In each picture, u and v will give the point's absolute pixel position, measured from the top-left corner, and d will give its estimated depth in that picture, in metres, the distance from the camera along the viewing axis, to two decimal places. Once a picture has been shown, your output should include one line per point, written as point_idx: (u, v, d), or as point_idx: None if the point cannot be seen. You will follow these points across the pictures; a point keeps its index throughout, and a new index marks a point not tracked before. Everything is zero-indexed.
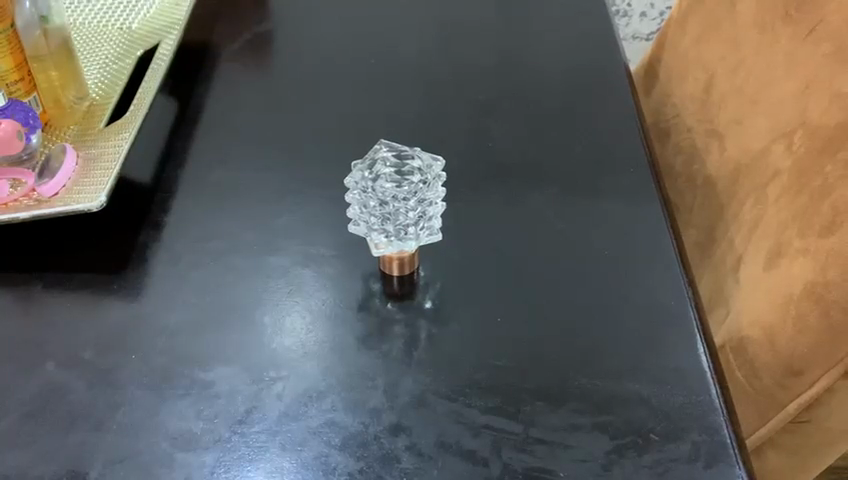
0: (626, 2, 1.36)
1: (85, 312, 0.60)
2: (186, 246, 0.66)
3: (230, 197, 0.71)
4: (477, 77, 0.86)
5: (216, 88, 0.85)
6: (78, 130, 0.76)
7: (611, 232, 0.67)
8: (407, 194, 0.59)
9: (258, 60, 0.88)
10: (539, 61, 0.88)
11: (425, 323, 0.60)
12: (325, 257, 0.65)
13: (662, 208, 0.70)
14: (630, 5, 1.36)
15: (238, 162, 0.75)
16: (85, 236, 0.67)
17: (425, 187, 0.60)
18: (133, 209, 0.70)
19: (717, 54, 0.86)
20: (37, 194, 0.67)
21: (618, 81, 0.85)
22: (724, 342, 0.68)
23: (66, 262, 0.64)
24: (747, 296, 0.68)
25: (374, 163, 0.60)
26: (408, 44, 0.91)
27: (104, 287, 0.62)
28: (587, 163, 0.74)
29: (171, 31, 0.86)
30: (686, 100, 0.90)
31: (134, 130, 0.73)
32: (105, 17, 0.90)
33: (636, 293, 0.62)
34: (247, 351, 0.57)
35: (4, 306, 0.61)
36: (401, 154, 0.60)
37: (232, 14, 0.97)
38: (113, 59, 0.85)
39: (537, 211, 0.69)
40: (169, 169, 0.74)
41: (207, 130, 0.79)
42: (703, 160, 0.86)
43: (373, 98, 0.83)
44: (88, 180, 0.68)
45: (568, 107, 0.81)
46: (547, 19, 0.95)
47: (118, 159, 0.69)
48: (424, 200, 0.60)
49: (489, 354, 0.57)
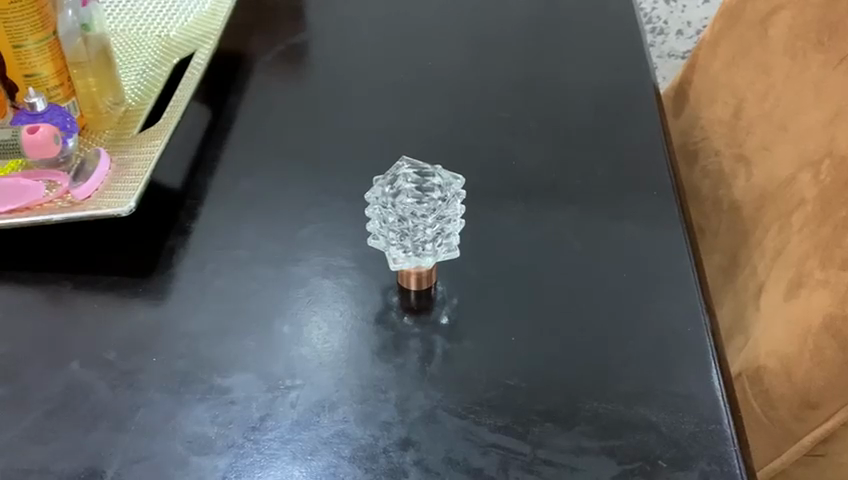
0: (662, 19, 1.36)
1: (111, 314, 0.62)
2: (211, 253, 0.67)
3: (257, 206, 0.73)
4: (505, 94, 0.87)
5: (249, 98, 0.87)
6: (113, 134, 0.78)
7: (630, 256, 0.67)
8: (427, 212, 0.60)
9: (290, 72, 0.90)
10: (568, 80, 0.88)
11: (440, 339, 0.60)
12: (345, 270, 0.66)
13: (684, 233, 0.70)
14: (666, 22, 1.36)
15: (265, 171, 0.77)
16: (114, 239, 0.69)
17: (445, 205, 0.60)
18: (161, 214, 0.72)
19: (747, 79, 0.85)
20: (71, 197, 0.70)
21: (646, 103, 0.85)
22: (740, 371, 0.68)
23: (95, 263, 0.66)
24: (768, 325, 0.67)
25: (396, 178, 0.61)
26: (437, 60, 0.92)
27: (131, 290, 0.64)
28: (610, 185, 0.75)
29: (206, 40, 0.88)
30: (715, 124, 0.90)
31: (166, 138, 0.74)
32: (144, 25, 0.93)
33: (652, 318, 0.62)
34: (264, 359, 0.58)
35: (34, 304, 0.63)
36: (422, 171, 0.61)
37: (267, 24, 0.99)
38: (149, 66, 0.87)
39: (557, 231, 0.70)
40: (199, 176, 0.76)
41: (237, 138, 0.81)
42: (730, 185, 0.85)
43: (401, 112, 0.84)
44: (120, 184, 0.70)
45: (593, 128, 0.82)
46: (578, 38, 0.95)
47: (149, 166, 0.71)
48: (443, 219, 0.60)
49: (501, 372, 0.57)
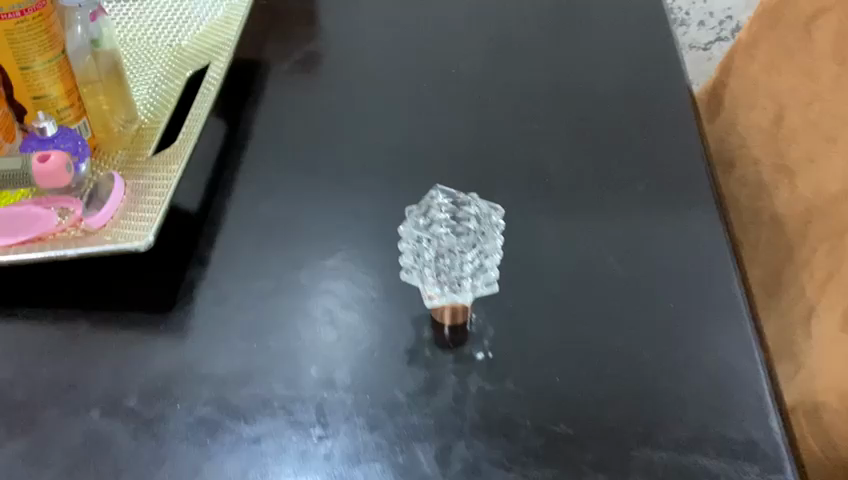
0: (683, 10, 1.31)
1: (131, 356, 0.59)
2: (233, 286, 0.64)
3: (279, 231, 0.69)
4: (533, 103, 0.83)
5: (265, 111, 0.83)
6: (126, 155, 0.75)
7: (676, 283, 0.64)
8: (464, 241, 0.57)
9: (308, 83, 0.86)
10: (599, 87, 0.84)
11: (479, 380, 0.57)
12: (375, 303, 0.63)
13: (732, 256, 0.66)
14: (687, 13, 1.31)
15: (286, 192, 0.73)
16: (131, 271, 0.65)
17: (483, 236, 0.57)
18: (179, 243, 0.68)
19: (789, 85, 0.81)
20: (84, 225, 0.66)
21: (683, 112, 0.80)
22: (795, 404, 0.64)
23: (113, 299, 0.63)
24: (828, 357, 0.63)
25: (429, 209, 0.58)
26: (461, 67, 0.88)
27: (150, 328, 0.61)
28: (650, 203, 0.71)
29: (222, 52, 0.83)
30: (754, 131, 0.85)
31: (184, 163, 0.71)
32: (155, 34, 0.89)
33: (703, 355, 0.58)
34: (294, 405, 0.55)
35: (50, 345, 0.60)
36: (456, 202, 0.59)
37: (282, 29, 0.95)
38: (161, 79, 0.83)
39: (596, 256, 0.66)
40: (217, 198, 0.73)
41: (255, 157, 0.77)
42: (771, 197, 0.82)
43: (425, 125, 0.80)
44: (136, 213, 0.67)
45: (629, 140, 0.78)
46: (608, 41, 0.91)
47: (167, 193, 0.68)
48: (481, 250, 0.57)
49: (546, 418, 0.54)
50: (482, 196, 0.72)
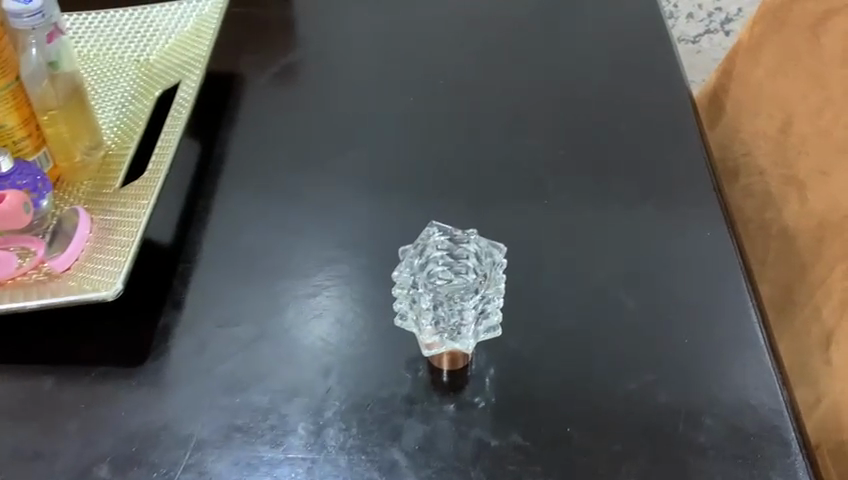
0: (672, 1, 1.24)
1: (101, 417, 0.54)
2: (211, 331, 0.59)
3: (261, 267, 0.64)
4: (527, 115, 0.78)
5: (243, 131, 0.78)
6: (92, 186, 0.69)
7: (688, 314, 0.60)
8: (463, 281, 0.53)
9: (287, 98, 0.81)
10: (595, 95, 0.80)
11: (483, 432, 0.53)
12: (367, 346, 0.58)
13: (746, 282, 0.62)
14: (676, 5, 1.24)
15: (268, 223, 0.68)
16: (101, 319, 0.60)
17: (483, 275, 0.53)
18: (152, 284, 0.63)
19: (796, 92, 0.77)
20: (48, 267, 0.61)
21: (685, 121, 0.76)
22: (820, 441, 0.63)
23: (80, 350, 0.58)
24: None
25: (426, 246, 0.55)
26: (449, 77, 0.83)
27: (122, 383, 0.56)
28: (656, 224, 0.67)
29: (193, 67, 0.78)
30: (758, 138, 0.81)
31: (153, 197, 0.64)
32: (121, 48, 0.83)
33: (721, 397, 0.54)
34: (282, 470, 0.51)
35: (11, 406, 0.55)
36: (455, 238, 0.55)
37: (257, 39, 0.89)
38: (129, 99, 0.78)
39: (603, 286, 0.62)
40: (192, 231, 0.68)
41: (233, 183, 0.72)
42: (779, 210, 0.77)
43: (414, 143, 0.75)
44: (103, 255, 0.61)
45: (631, 155, 0.73)
46: (603, 44, 0.86)
47: (137, 231, 0.62)
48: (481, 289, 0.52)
49: (558, 473, 0.51)
50: (478, 220, 0.68)
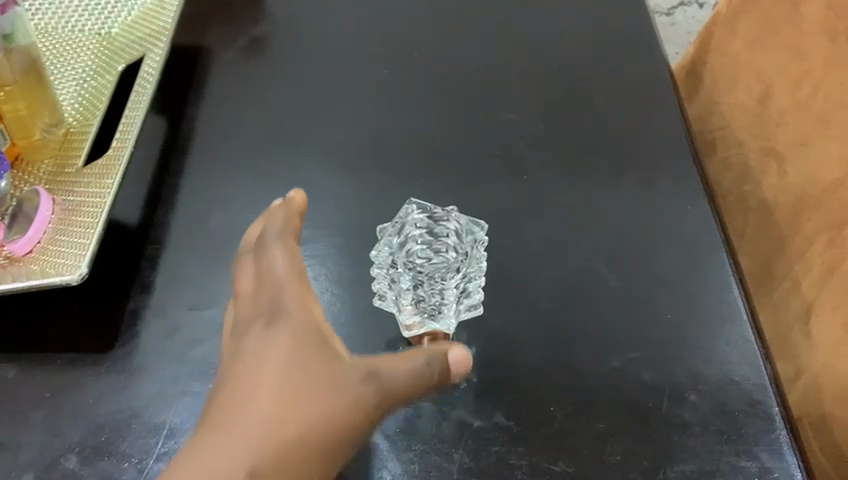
0: None
1: (68, 406, 0.52)
2: (181, 315, 0.57)
3: (233, 247, 0.62)
4: (504, 88, 0.76)
5: (211, 107, 0.75)
6: (53, 165, 0.66)
7: (670, 289, 0.59)
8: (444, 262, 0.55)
9: (256, 71, 0.78)
10: (574, 68, 0.78)
11: (465, 413, 0.52)
12: (344, 328, 0.56)
13: (727, 256, 0.61)
14: None
15: (240, 203, 0.66)
16: (64, 304, 0.57)
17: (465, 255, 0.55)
18: (119, 267, 0.60)
19: (775, 62, 0.76)
20: (7, 251, 0.58)
21: (664, 94, 0.75)
22: (801, 414, 0.63)
23: (45, 337, 0.55)
24: (835, 363, 0.61)
25: (406, 225, 0.56)
26: (424, 50, 0.80)
27: (90, 370, 0.54)
28: (636, 198, 0.66)
29: (157, 40, 0.74)
30: (736, 111, 0.81)
31: (118, 176, 0.62)
32: (80, 20, 0.79)
33: (705, 373, 0.54)
34: None
35: None
36: (437, 218, 0.56)
37: (224, 10, 0.86)
38: (90, 74, 0.74)
39: (585, 263, 0.60)
40: (160, 212, 0.65)
41: (202, 161, 0.70)
42: (758, 182, 0.77)
43: (389, 118, 0.73)
44: (66, 237, 0.58)
45: (611, 129, 0.72)
46: (580, 15, 0.84)
47: (101, 212, 0.59)
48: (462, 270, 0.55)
49: (542, 454, 0.50)
50: (456, 197, 0.66)
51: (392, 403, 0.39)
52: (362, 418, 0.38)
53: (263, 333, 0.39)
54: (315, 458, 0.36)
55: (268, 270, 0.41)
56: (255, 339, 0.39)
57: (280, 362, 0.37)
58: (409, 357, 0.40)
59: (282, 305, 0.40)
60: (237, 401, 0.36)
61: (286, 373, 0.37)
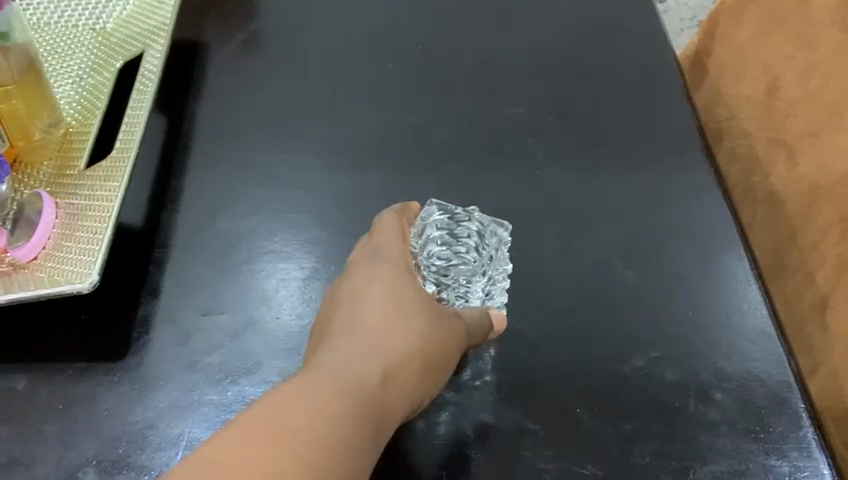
0: None
1: (82, 418, 0.50)
2: (194, 321, 0.55)
3: (244, 251, 0.61)
4: (512, 81, 0.75)
5: (212, 104, 0.73)
6: (54, 167, 0.64)
7: (690, 286, 0.58)
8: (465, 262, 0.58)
9: (257, 67, 0.76)
10: (582, 60, 0.77)
11: (489, 418, 0.51)
12: None
13: (744, 251, 0.61)
14: None
15: (248, 203, 0.64)
16: (72, 311, 0.56)
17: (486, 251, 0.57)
18: (126, 271, 0.59)
19: (784, 53, 0.75)
20: (11, 257, 0.56)
21: (673, 85, 0.74)
22: (823, 408, 0.62)
23: (55, 346, 0.54)
24: None
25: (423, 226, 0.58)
26: (429, 43, 0.79)
27: (103, 380, 0.52)
28: (651, 193, 0.65)
29: (156, 37, 0.72)
30: (743, 101, 0.80)
31: (124, 178, 0.60)
32: (74, 14, 0.77)
33: (728, 372, 0.53)
34: None
35: None
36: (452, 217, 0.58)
37: (221, 3, 0.84)
38: (88, 71, 0.72)
39: (602, 260, 0.60)
40: (165, 214, 0.63)
41: (206, 160, 0.68)
42: (766, 174, 0.76)
43: (396, 113, 0.72)
44: (73, 243, 0.57)
45: (621, 122, 0.71)
46: (586, 6, 0.83)
47: (109, 216, 0.57)
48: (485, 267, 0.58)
49: (569, 458, 0.49)
50: (469, 194, 0.65)
51: (466, 347, 0.51)
52: (448, 344, 0.49)
53: (371, 264, 0.52)
54: (420, 366, 0.47)
55: (375, 230, 0.55)
56: (362, 273, 0.51)
57: (386, 290, 0.49)
58: (477, 314, 0.53)
59: (384, 251, 0.53)
60: (353, 302, 0.49)
61: (390, 299, 0.49)
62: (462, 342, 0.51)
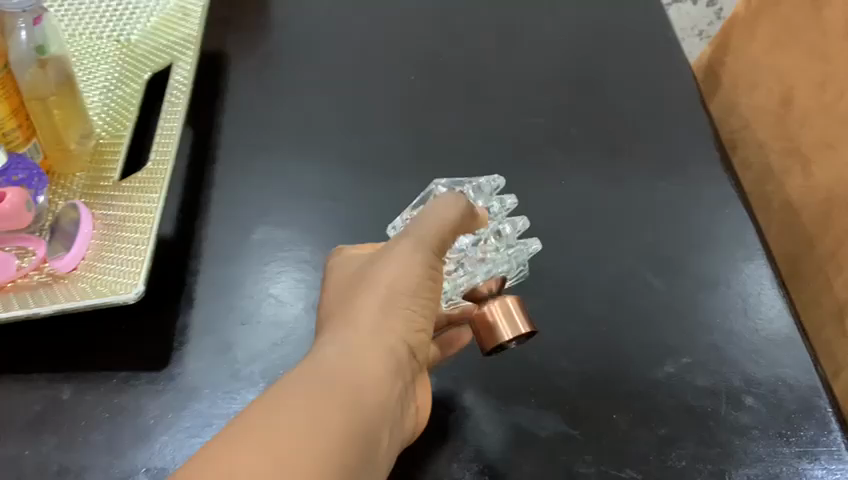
0: None
1: (129, 426, 0.51)
2: (234, 330, 0.56)
3: (278, 260, 0.62)
4: (534, 92, 0.76)
5: (238, 114, 0.74)
6: (88, 177, 0.65)
7: (716, 294, 0.60)
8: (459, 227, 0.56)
9: (282, 78, 0.77)
10: (601, 71, 0.78)
11: (527, 422, 0.52)
12: None
13: (767, 259, 0.62)
14: None
15: (280, 214, 0.65)
16: (113, 321, 0.56)
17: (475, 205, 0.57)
18: (163, 282, 0.60)
19: (798, 64, 0.77)
20: (50, 267, 0.57)
21: (690, 96, 0.76)
22: None
23: (97, 355, 0.55)
24: None
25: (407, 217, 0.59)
26: (450, 55, 0.80)
27: (147, 388, 0.53)
28: (673, 202, 0.66)
29: (183, 49, 0.73)
30: (757, 112, 0.82)
31: (162, 190, 0.61)
32: (99, 27, 0.77)
33: (758, 376, 0.55)
34: None
35: (29, 419, 0.51)
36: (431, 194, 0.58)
37: (243, 14, 0.85)
38: (115, 83, 0.73)
39: (630, 268, 0.61)
40: (199, 224, 0.64)
41: (236, 170, 0.69)
42: (781, 183, 0.78)
43: (421, 124, 0.73)
44: (113, 253, 0.57)
45: (641, 132, 0.72)
46: (602, 18, 0.85)
47: (149, 228, 0.58)
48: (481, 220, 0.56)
49: (607, 462, 0.50)
50: None
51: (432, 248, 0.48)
52: (412, 263, 0.46)
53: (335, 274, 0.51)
54: (385, 306, 0.46)
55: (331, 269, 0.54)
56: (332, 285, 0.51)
57: (350, 281, 0.49)
58: (431, 212, 0.49)
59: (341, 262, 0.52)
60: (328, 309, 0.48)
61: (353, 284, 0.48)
62: (424, 249, 0.47)
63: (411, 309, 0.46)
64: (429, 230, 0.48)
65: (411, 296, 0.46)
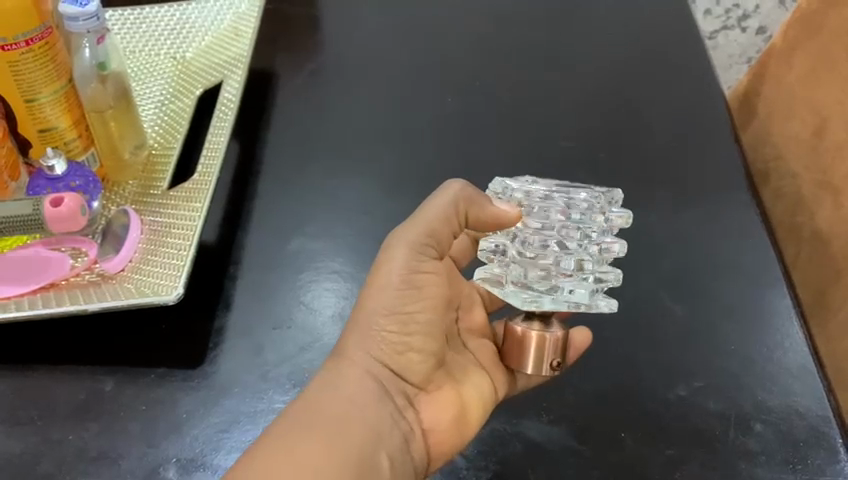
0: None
1: (163, 418, 0.55)
2: (264, 334, 0.60)
3: (310, 270, 0.65)
4: (566, 118, 0.78)
5: (282, 130, 0.78)
6: (138, 185, 0.69)
7: (733, 321, 0.61)
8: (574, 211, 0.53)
9: (325, 97, 0.81)
10: (634, 99, 0.80)
11: (536, 434, 0.54)
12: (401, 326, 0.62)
13: (787, 289, 0.63)
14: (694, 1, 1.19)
15: (314, 226, 0.69)
16: (154, 321, 0.61)
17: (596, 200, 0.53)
18: (203, 285, 0.63)
19: (831, 97, 0.77)
20: (100, 268, 0.61)
21: (720, 125, 0.77)
22: None
23: (137, 351, 0.59)
24: None
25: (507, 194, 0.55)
26: (487, 79, 0.83)
27: (181, 384, 0.57)
28: (696, 229, 0.68)
29: (234, 68, 0.78)
30: (791, 142, 0.82)
31: (206, 200, 0.65)
32: (157, 44, 0.83)
33: (769, 403, 0.56)
34: None
35: (74, 406, 0.56)
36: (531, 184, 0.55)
37: (292, 34, 0.89)
38: (168, 97, 0.78)
39: (650, 291, 0.63)
40: (239, 233, 0.68)
41: (275, 183, 0.73)
42: (811, 213, 0.78)
43: (454, 145, 0.76)
44: (157, 258, 0.62)
45: (669, 160, 0.74)
46: (638, 46, 0.86)
47: (192, 236, 0.62)
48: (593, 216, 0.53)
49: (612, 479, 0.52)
50: None
51: (425, 236, 0.52)
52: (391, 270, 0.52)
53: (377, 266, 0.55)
54: (368, 335, 0.51)
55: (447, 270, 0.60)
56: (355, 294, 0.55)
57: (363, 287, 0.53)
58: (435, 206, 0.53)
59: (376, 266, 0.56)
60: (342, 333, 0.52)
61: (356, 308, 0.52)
62: (413, 248, 0.52)
63: (395, 333, 0.52)
64: (426, 219, 0.53)
65: (396, 314, 0.52)
